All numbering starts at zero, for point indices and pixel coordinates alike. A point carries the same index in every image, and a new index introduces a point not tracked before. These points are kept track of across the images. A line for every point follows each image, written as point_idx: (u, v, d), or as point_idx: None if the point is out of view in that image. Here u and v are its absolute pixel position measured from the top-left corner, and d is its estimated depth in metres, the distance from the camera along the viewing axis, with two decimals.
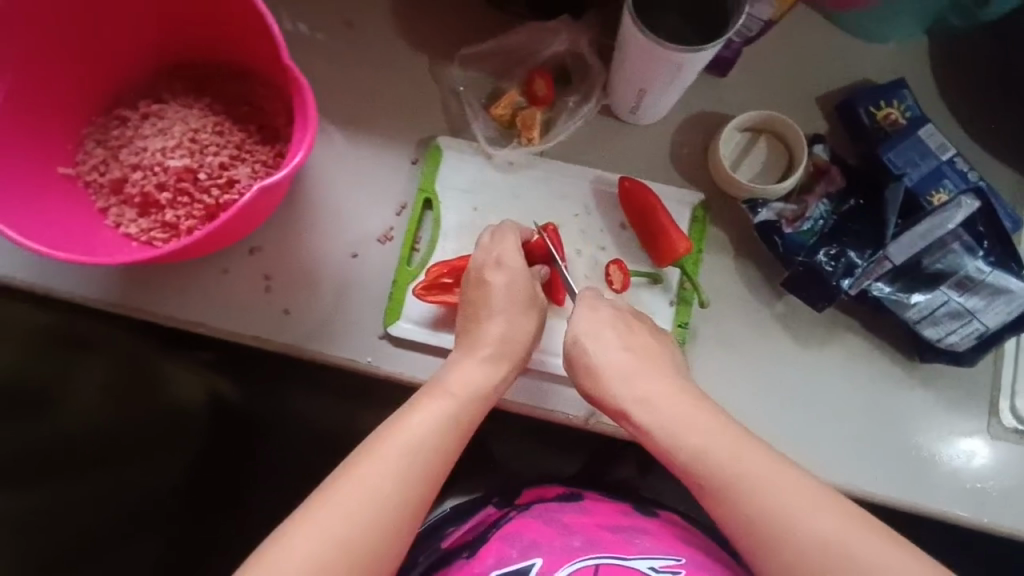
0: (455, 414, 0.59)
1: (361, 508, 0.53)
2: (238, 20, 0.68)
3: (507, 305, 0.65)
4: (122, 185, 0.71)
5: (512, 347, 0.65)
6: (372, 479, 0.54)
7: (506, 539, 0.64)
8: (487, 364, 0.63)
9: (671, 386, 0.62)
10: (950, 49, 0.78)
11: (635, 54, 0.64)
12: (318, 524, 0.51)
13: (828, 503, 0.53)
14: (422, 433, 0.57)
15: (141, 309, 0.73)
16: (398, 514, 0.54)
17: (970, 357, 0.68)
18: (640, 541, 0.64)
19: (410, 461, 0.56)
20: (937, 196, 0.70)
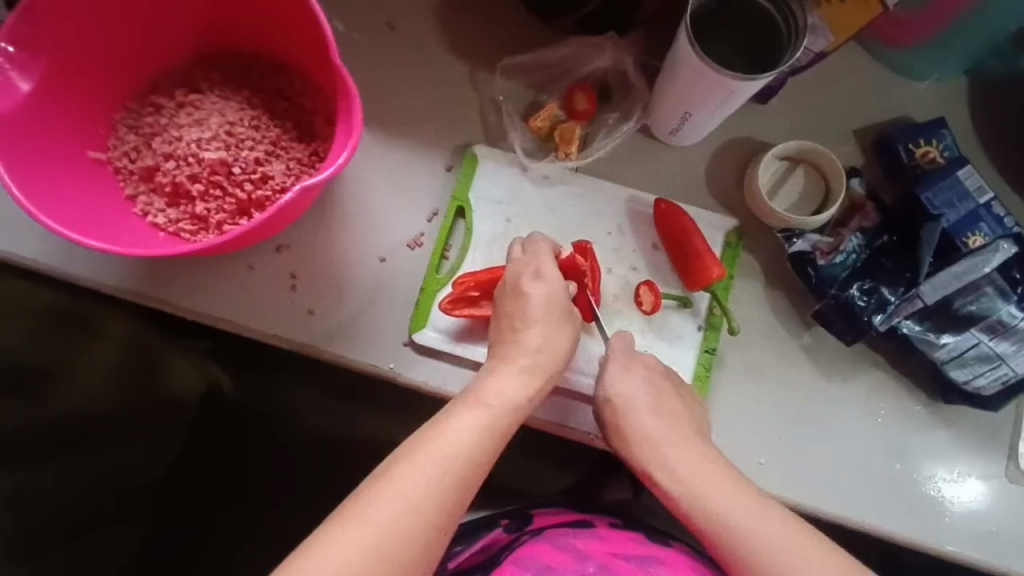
0: (490, 426, 0.59)
1: (391, 520, 0.52)
2: (287, 15, 0.67)
3: (544, 317, 0.65)
4: (153, 174, 0.70)
5: (549, 357, 0.63)
6: (403, 490, 0.53)
7: (519, 563, 0.63)
8: (523, 374, 0.62)
9: (684, 429, 0.64)
10: (991, 92, 0.78)
11: (687, 77, 0.64)
12: (348, 533, 0.51)
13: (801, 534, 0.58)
14: (454, 445, 0.56)
15: (163, 301, 0.72)
16: (429, 527, 0.53)
17: (995, 402, 0.68)
18: (654, 570, 0.64)
19: (442, 474, 0.55)
20: (973, 239, 0.69)
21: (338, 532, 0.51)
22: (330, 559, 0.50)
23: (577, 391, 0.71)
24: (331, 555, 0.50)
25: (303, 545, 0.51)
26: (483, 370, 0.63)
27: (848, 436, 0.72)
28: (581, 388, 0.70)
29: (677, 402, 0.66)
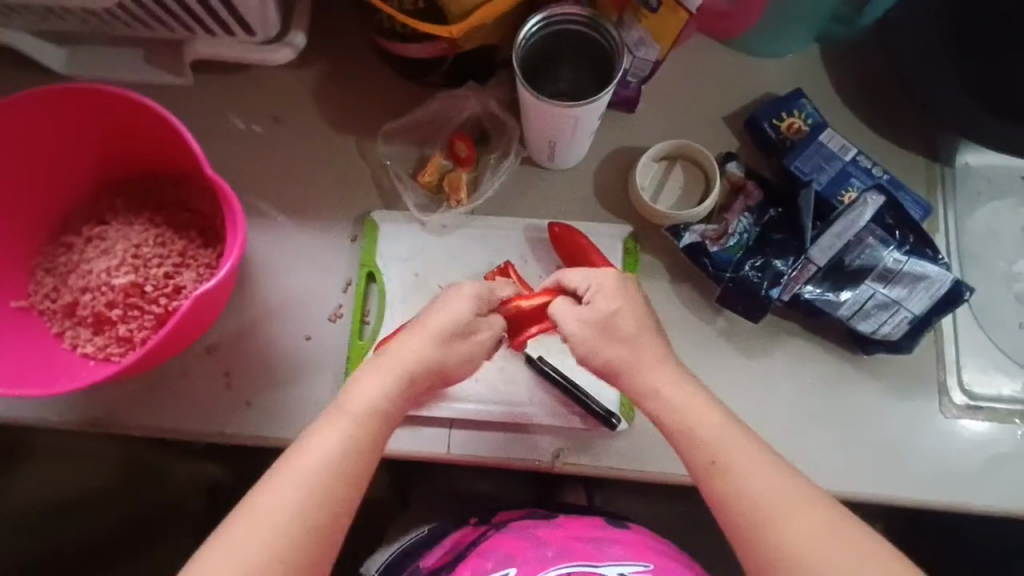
0: (353, 437, 0.60)
1: (251, 547, 0.55)
2: (168, 136, 0.72)
3: (423, 341, 0.63)
4: (75, 308, 0.74)
5: (422, 373, 0.63)
6: (257, 521, 0.56)
7: (483, 554, 0.72)
8: (394, 390, 0.63)
9: (663, 368, 0.64)
10: (841, 54, 0.82)
11: (536, 112, 0.68)
12: (221, 560, 0.55)
13: (795, 488, 0.59)
14: (312, 465, 0.58)
15: (106, 423, 0.75)
16: (297, 537, 0.57)
17: (907, 343, 0.70)
18: (610, 549, 0.72)
19: (301, 494, 0.57)
20: (846, 196, 0.73)
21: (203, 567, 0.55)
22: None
23: (509, 423, 0.74)
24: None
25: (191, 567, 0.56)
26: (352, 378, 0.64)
27: (782, 403, 0.73)
28: (519, 420, 0.74)
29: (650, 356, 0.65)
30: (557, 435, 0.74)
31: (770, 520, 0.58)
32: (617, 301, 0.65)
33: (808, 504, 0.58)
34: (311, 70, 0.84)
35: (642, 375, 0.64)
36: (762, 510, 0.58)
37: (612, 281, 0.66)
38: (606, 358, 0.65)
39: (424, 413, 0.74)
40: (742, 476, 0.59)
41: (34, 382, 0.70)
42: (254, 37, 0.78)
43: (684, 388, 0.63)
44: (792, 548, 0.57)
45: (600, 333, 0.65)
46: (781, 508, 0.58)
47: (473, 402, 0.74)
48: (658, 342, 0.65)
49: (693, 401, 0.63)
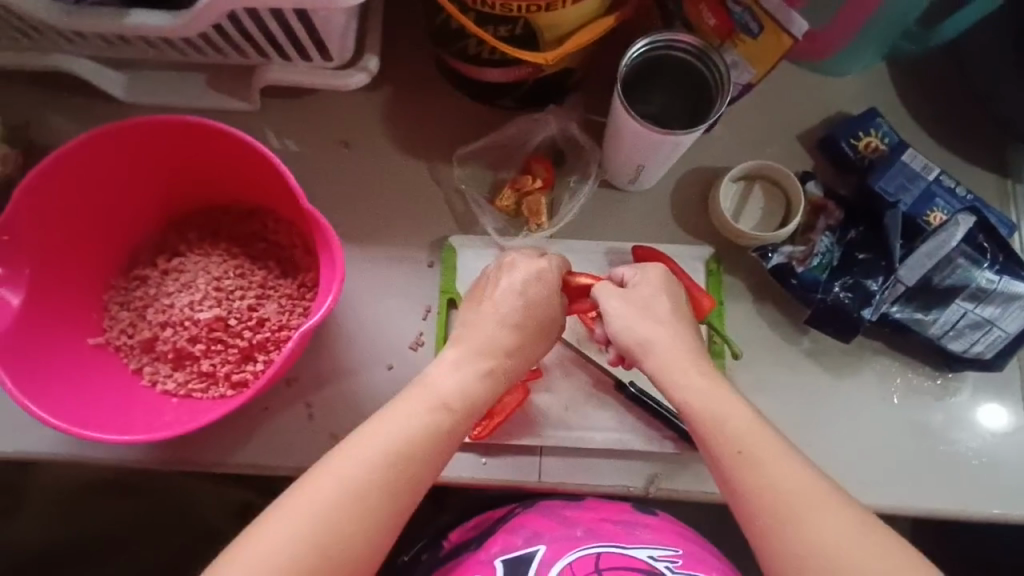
0: (437, 426, 0.60)
1: (328, 507, 0.55)
2: (251, 166, 0.71)
3: (495, 320, 0.66)
4: (154, 343, 0.72)
5: (505, 360, 0.65)
6: (321, 492, 0.55)
7: (511, 530, 0.69)
8: (476, 378, 0.63)
9: (694, 363, 0.63)
10: (912, 73, 0.83)
11: (632, 138, 0.68)
12: (277, 531, 0.54)
13: (823, 491, 0.56)
14: (387, 437, 0.58)
15: (184, 461, 0.72)
16: (362, 522, 0.55)
17: (999, 361, 0.72)
18: (640, 532, 0.68)
19: (375, 461, 0.57)
20: (934, 216, 0.74)
21: (270, 527, 0.54)
22: (269, 550, 0.53)
23: (599, 449, 0.74)
24: (274, 541, 0.53)
25: (246, 532, 0.54)
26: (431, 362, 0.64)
27: (869, 422, 0.74)
28: (611, 444, 0.74)
29: (677, 326, 0.65)
30: (649, 459, 0.74)
31: (788, 513, 0.55)
32: (658, 289, 0.67)
33: (828, 504, 0.55)
34: (379, 93, 0.82)
35: (676, 363, 0.63)
36: (782, 501, 0.56)
37: (658, 271, 0.68)
38: (643, 340, 0.65)
39: (517, 440, 0.73)
40: (766, 469, 0.57)
41: (116, 421, 0.67)
42: (330, 62, 0.76)
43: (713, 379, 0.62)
44: (810, 551, 0.54)
45: (636, 321, 0.65)
46: (804, 513, 0.55)
47: (566, 429, 0.74)
48: (689, 336, 0.66)
49: (722, 394, 0.61)
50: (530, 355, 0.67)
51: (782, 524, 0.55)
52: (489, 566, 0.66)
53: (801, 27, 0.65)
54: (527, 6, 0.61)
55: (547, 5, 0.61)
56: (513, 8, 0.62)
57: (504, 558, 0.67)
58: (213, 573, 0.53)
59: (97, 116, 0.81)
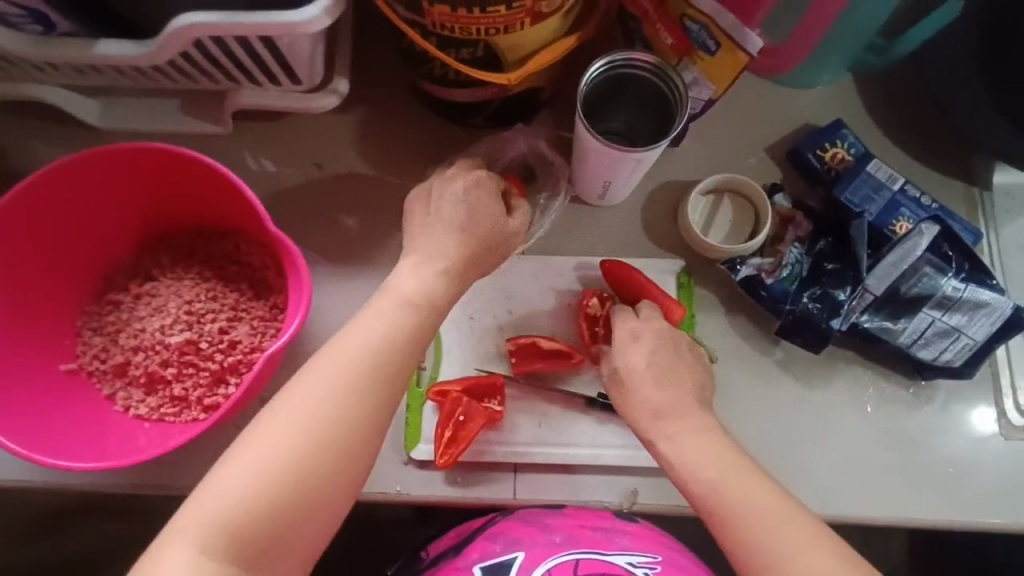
0: (413, 320, 0.61)
1: (320, 405, 0.55)
2: (221, 190, 0.72)
3: (446, 229, 0.65)
4: (126, 368, 0.72)
5: (460, 262, 0.65)
6: (310, 393, 0.56)
7: (491, 537, 0.69)
8: (438, 279, 0.64)
9: (690, 417, 0.64)
10: (877, 84, 0.84)
11: (596, 156, 0.69)
12: (268, 435, 0.54)
13: (808, 529, 0.55)
14: (343, 368, 0.57)
15: (157, 486, 0.71)
16: (354, 417, 0.56)
17: (968, 369, 0.73)
18: (619, 539, 0.68)
19: (334, 393, 0.56)
20: (899, 225, 0.76)
21: (232, 469, 0.52)
22: (230, 492, 0.52)
23: (573, 464, 0.74)
24: (270, 442, 0.53)
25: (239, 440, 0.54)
26: (392, 269, 0.65)
27: (843, 433, 0.74)
28: (586, 460, 0.74)
29: (665, 360, 0.68)
30: (624, 474, 0.74)
31: (770, 554, 0.55)
32: (655, 350, 0.69)
33: (813, 539, 0.55)
34: (351, 114, 0.83)
35: (662, 421, 0.64)
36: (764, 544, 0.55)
37: (654, 329, 0.70)
38: (638, 404, 0.66)
39: (493, 456, 0.73)
40: (745, 514, 0.57)
41: (87, 449, 0.67)
42: (299, 85, 0.77)
43: (704, 421, 0.64)
44: None
45: (619, 395, 0.68)
46: (794, 546, 0.55)
47: (541, 446, 0.74)
48: (677, 383, 0.67)
49: (705, 437, 0.62)
50: (481, 254, 0.66)
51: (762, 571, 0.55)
52: (467, 572, 0.67)
53: (756, 44, 0.66)
54: (486, 28, 0.62)
55: (507, 26, 0.62)
56: (472, 31, 0.62)
57: (484, 565, 0.67)
58: (208, 482, 0.52)
59: (71, 143, 0.82)
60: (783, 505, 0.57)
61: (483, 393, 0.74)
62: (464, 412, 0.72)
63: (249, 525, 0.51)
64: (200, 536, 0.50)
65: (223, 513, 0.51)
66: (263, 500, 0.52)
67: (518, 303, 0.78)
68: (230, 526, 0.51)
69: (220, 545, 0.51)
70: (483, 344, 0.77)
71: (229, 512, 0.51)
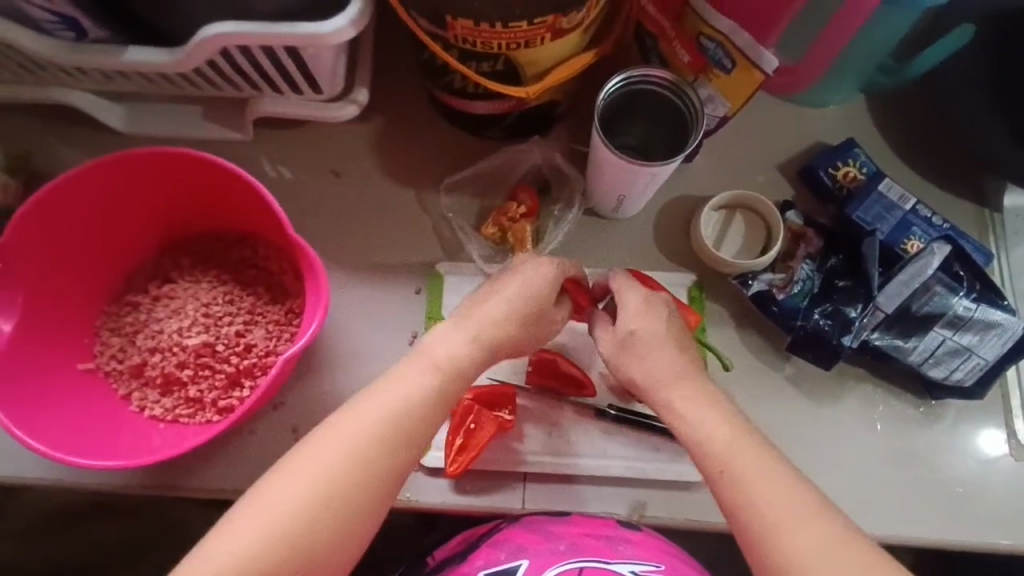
0: (438, 388, 0.61)
1: (336, 467, 0.56)
2: (242, 196, 0.73)
3: (500, 305, 0.64)
4: (143, 369, 0.73)
5: (500, 333, 0.64)
6: (327, 453, 0.57)
7: (496, 544, 0.68)
8: (471, 349, 0.63)
9: (703, 393, 0.63)
10: (890, 104, 0.85)
11: (610, 168, 0.70)
12: (281, 490, 0.55)
13: (816, 511, 0.56)
14: (360, 432, 0.58)
15: (169, 486, 0.72)
16: (369, 484, 0.57)
17: (978, 389, 0.73)
18: (623, 548, 0.67)
19: (347, 457, 0.56)
20: (910, 244, 0.76)
21: (238, 524, 0.54)
22: (238, 546, 0.53)
23: (582, 475, 0.74)
24: (281, 500, 0.55)
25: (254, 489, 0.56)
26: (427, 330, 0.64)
27: (853, 452, 0.74)
28: (595, 470, 0.74)
29: (673, 331, 0.66)
30: (632, 485, 0.74)
31: (774, 528, 0.56)
32: (638, 314, 0.66)
33: (818, 520, 0.55)
34: (370, 124, 0.85)
35: (656, 392, 0.64)
36: (771, 515, 0.56)
37: (639, 294, 0.67)
38: (631, 372, 0.65)
39: (504, 464, 0.73)
40: (754, 488, 0.57)
41: (102, 447, 0.68)
42: (320, 94, 0.78)
43: (703, 390, 0.63)
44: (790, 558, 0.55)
45: (628, 357, 0.66)
46: (812, 551, 0.54)
47: (551, 455, 0.74)
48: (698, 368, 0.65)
49: (704, 409, 0.62)
50: (524, 332, 0.65)
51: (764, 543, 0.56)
52: None
53: (772, 64, 0.66)
54: (507, 43, 0.63)
55: (527, 41, 0.63)
56: (493, 45, 0.64)
57: (488, 572, 0.66)
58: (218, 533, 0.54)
59: (96, 146, 0.83)
60: (792, 482, 0.57)
61: (496, 402, 0.74)
62: (475, 420, 0.73)
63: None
64: None
65: (223, 567, 0.52)
66: (269, 557, 0.53)
67: None
68: None
69: None
70: None
71: (230, 566, 0.52)
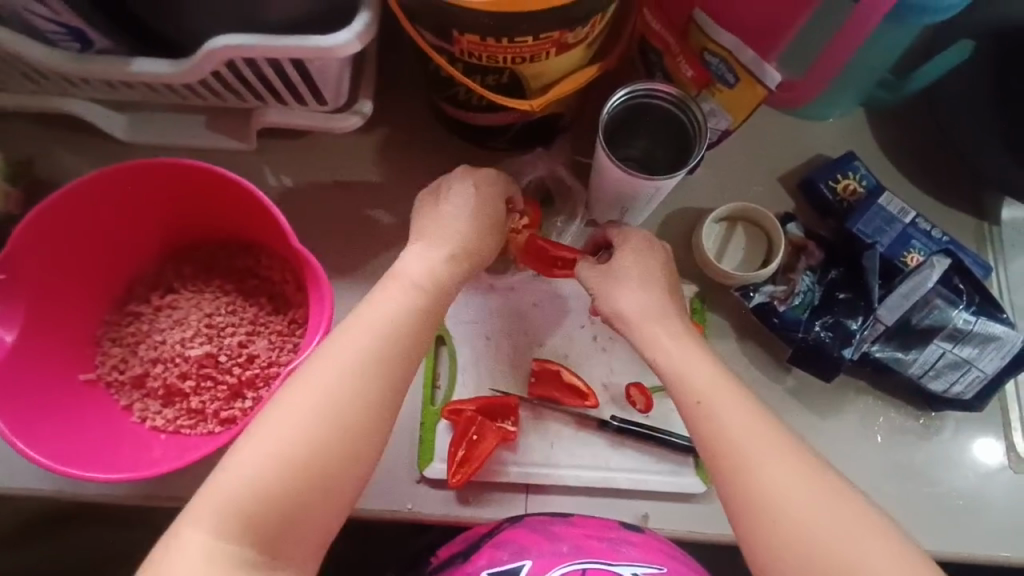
0: (420, 302, 0.61)
1: (332, 389, 0.55)
2: (245, 206, 0.73)
3: (459, 217, 0.66)
4: (145, 380, 0.73)
5: (468, 245, 0.65)
6: (315, 378, 0.56)
7: (498, 545, 0.67)
8: (447, 263, 0.64)
9: (674, 326, 0.64)
10: (890, 118, 0.85)
11: (613, 182, 0.71)
12: (272, 421, 0.54)
13: (787, 448, 0.56)
14: (353, 352, 0.57)
15: (169, 498, 0.72)
16: (366, 402, 0.56)
17: (978, 402, 0.74)
18: (625, 549, 0.67)
19: (348, 376, 0.56)
20: (910, 257, 0.77)
21: (242, 455, 0.53)
22: (241, 475, 0.52)
23: (587, 486, 0.74)
24: (277, 428, 0.54)
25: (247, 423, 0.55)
26: (401, 254, 0.65)
27: (853, 463, 0.74)
28: (598, 481, 0.74)
29: (656, 274, 0.66)
30: (637, 498, 0.74)
31: (745, 463, 0.56)
32: (638, 251, 0.67)
33: (788, 455, 0.56)
34: (374, 134, 0.85)
35: (644, 322, 0.64)
36: (746, 449, 0.56)
37: (643, 235, 0.68)
38: (616, 302, 0.65)
39: (506, 476, 0.73)
40: (727, 421, 0.58)
41: (103, 459, 0.68)
42: (324, 105, 0.78)
43: (682, 328, 0.64)
44: (766, 495, 0.55)
45: (614, 285, 0.66)
46: (788, 488, 0.55)
47: (554, 466, 0.74)
48: (675, 306, 0.66)
49: (687, 350, 0.62)
50: (491, 245, 0.67)
51: (739, 477, 0.56)
52: None
53: (774, 80, 0.67)
54: (513, 57, 0.64)
55: (533, 56, 0.64)
56: (499, 59, 0.64)
57: (491, 572, 0.66)
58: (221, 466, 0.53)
59: (98, 155, 0.83)
60: (762, 420, 0.58)
61: (498, 412, 0.75)
62: (478, 431, 0.73)
63: (262, 506, 0.52)
64: (214, 521, 0.51)
65: (231, 498, 0.51)
66: (273, 482, 0.52)
67: (532, 323, 0.79)
68: (244, 511, 0.51)
69: (233, 532, 0.51)
70: (498, 363, 0.78)
71: (238, 496, 0.51)
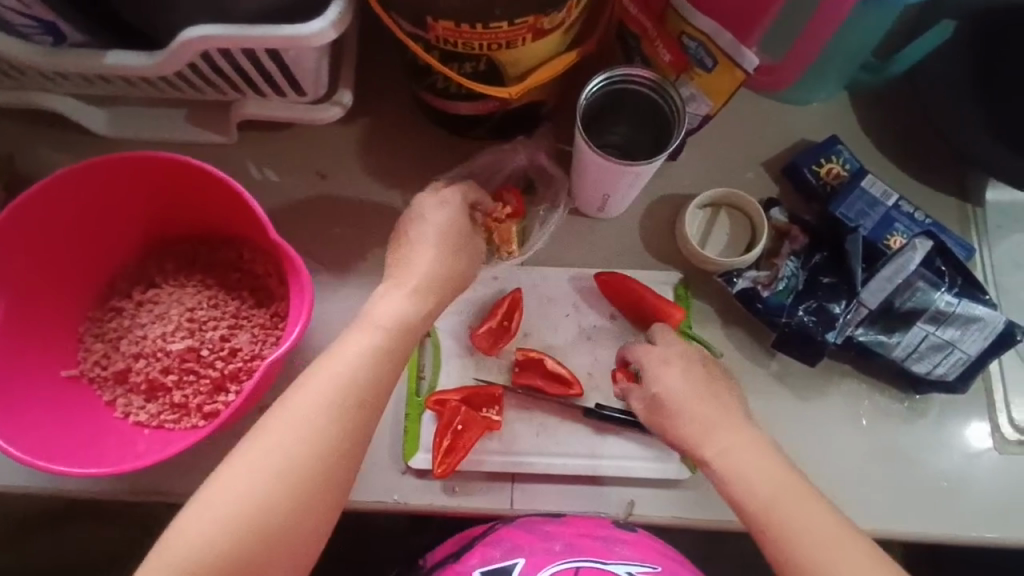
0: (385, 346, 0.61)
1: (292, 443, 0.55)
2: (225, 200, 0.73)
3: (427, 250, 0.66)
4: (127, 375, 0.73)
5: (434, 280, 0.65)
6: (281, 431, 0.56)
7: (490, 543, 0.71)
8: (411, 301, 0.64)
9: (708, 400, 0.66)
10: (874, 101, 0.85)
11: (594, 168, 0.70)
12: (236, 476, 0.54)
13: (814, 506, 0.59)
14: (315, 403, 0.57)
15: (154, 492, 0.72)
16: (328, 456, 0.56)
17: (961, 384, 0.74)
18: (617, 548, 0.70)
19: (308, 431, 0.56)
20: (893, 240, 0.77)
21: (201, 512, 0.53)
22: (203, 532, 0.52)
23: (573, 474, 0.74)
24: (240, 483, 0.54)
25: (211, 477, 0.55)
26: (371, 295, 0.65)
27: (839, 448, 0.74)
28: (584, 470, 0.74)
29: (691, 356, 0.70)
30: (622, 485, 0.74)
31: (772, 523, 0.58)
32: (677, 342, 0.71)
33: (817, 513, 0.58)
34: (355, 125, 0.84)
35: (688, 403, 0.66)
36: (772, 509, 0.59)
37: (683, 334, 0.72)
38: (663, 385, 0.68)
39: (491, 466, 0.73)
40: (755, 483, 0.61)
41: (85, 454, 0.67)
42: (303, 96, 0.78)
43: (716, 399, 0.67)
44: (798, 555, 0.57)
45: (664, 370, 0.69)
46: (816, 545, 0.57)
47: (539, 455, 0.74)
48: (713, 382, 0.68)
49: (715, 420, 0.65)
50: (462, 274, 0.68)
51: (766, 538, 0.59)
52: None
53: (752, 62, 0.67)
54: (488, 43, 0.63)
55: (509, 42, 0.63)
56: (475, 46, 0.64)
57: (484, 569, 0.70)
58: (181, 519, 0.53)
59: (78, 149, 0.83)
60: (790, 482, 0.60)
61: (482, 402, 0.74)
62: (463, 421, 0.73)
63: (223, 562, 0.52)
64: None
65: (193, 556, 0.52)
66: (234, 538, 0.53)
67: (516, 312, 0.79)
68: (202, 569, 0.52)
69: None
70: (482, 353, 0.78)
71: (202, 553, 0.52)
